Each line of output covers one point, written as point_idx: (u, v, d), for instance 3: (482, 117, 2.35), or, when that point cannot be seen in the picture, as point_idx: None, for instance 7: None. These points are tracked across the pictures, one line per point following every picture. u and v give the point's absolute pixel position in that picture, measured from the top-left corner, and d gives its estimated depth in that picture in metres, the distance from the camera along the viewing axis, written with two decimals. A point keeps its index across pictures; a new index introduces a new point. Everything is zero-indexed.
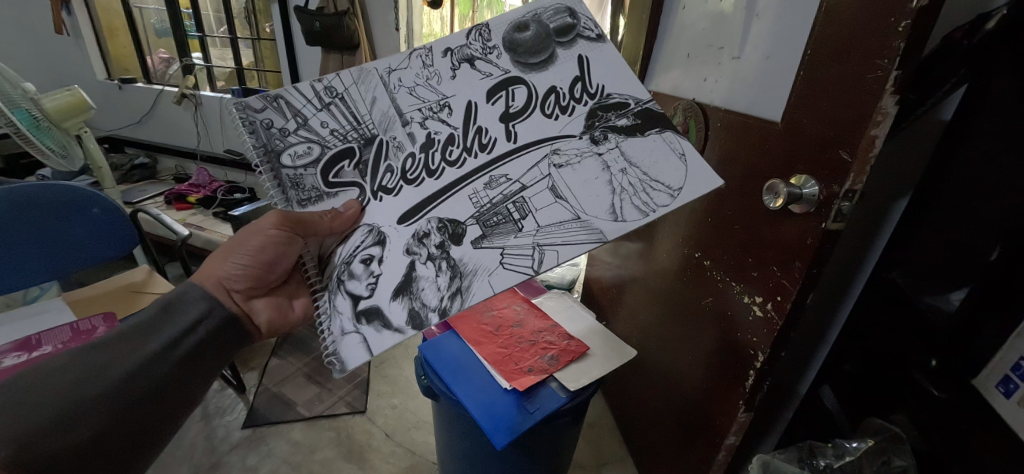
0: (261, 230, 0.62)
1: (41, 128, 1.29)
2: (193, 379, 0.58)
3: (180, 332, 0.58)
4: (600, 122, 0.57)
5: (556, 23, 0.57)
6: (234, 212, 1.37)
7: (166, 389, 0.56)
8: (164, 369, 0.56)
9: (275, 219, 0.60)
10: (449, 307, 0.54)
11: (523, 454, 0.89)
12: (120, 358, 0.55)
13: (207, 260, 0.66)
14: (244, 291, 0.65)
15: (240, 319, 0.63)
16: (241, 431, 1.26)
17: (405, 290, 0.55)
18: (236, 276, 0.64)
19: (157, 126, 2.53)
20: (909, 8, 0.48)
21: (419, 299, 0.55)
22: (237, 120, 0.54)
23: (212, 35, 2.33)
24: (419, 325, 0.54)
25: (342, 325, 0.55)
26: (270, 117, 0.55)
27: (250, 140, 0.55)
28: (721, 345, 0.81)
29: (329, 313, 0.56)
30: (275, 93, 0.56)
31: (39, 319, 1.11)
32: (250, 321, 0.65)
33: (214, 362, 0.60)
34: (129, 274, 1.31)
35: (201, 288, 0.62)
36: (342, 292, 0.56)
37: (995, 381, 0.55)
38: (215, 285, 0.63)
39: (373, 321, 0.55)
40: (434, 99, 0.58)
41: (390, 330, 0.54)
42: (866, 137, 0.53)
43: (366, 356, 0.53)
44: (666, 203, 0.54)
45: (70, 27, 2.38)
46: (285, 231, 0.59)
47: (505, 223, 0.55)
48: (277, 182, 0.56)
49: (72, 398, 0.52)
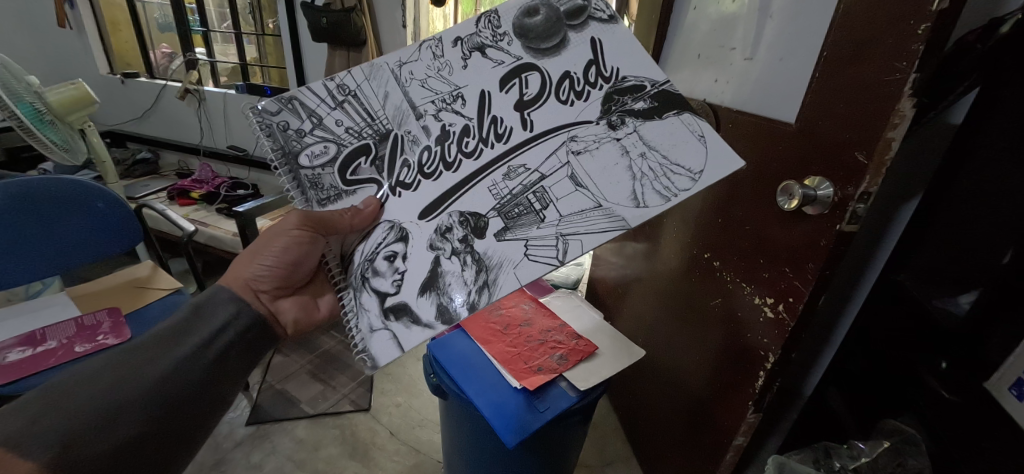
0: (285, 231, 0.64)
1: (45, 122, 1.28)
2: (216, 384, 0.58)
3: (214, 331, 0.59)
4: (616, 107, 0.57)
5: (567, 6, 0.56)
6: (239, 208, 1.33)
7: (199, 390, 0.56)
8: (198, 368, 0.57)
9: (297, 219, 0.61)
10: (477, 301, 0.54)
11: (533, 454, 0.90)
12: (139, 365, 0.55)
13: (234, 262, 0.68)
14: (270, 291, 0.66)
15: (266, 319, 0.64)
16: (245, 427, 1.26)
17: (432, 286, 0.56)
18: (262, 277, 0.66)
19: (159, 121, 2.52)
20: (929, 11, 0.48)
21: (446, 294, 0.55)
22: (253, 125, 0.55)
23: (216, 30, 2.31)
24: (448, 320, 0.54)
25: (370, 322, 0.56)
26: (285, 120, 0.56)
27: (268, 143, 0.55)
28: (730, 344, 0.81)
29: (356, 311, 0.56)
30: (289, 95, 0.56)
31: (42, 313, 1.10)
32: (276, 322, 0.66)
33: (246, 360, 0.62)
34: (133, 271, 1.29)
35: (228, 291, 0.63)
36: (367, 290, 0.57)
37: (1008, 384, 0.54)
38: (241, 286, 0.65)
39: (401, 318, 0.55)
40: (447, 90, 0.58)
41: (419, 325, 0.55)
42: (884, 139, 0.53)
43: (396, 353, 0.54)
44: (686, 187, 0.54)
45: (73, 20, 2.36)
46: (308, 231, 0.61)
47: (527, 214, 0.55)
48: (296, 183, 0.57)
49: (103, 397, 0.52)
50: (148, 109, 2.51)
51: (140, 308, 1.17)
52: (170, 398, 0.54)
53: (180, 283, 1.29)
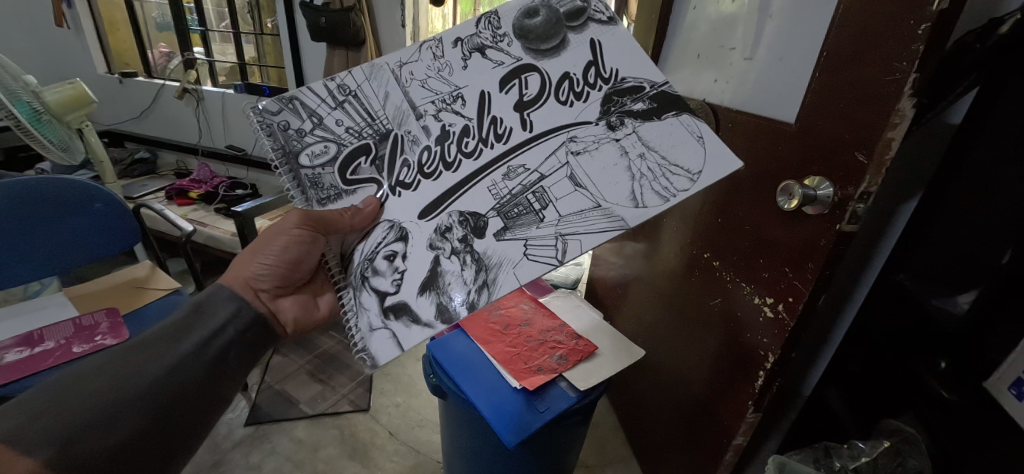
0: (285, 230, 0.64)
1: (42, 122, 1.28)
2: (216, 383, 0.58)
3: (214, 330, 0.59)
4: (616, 107, 0.57)
5: (566, 7, 0.56)
6: (238, 208, 1.33)
7: (198, 390, 0.56)
8: (198, 367, 0.57)
9: (297, 219, 0.61)
10: (476, 300, 0.54)
11: (532, 454, 0.89)
12: (139, 365, 0.54)
13: (234, 261, 0.68)
14: (271, 290, 0.66)
15: (266, 318, 0.64)
16: (244, 428, 1.26)
17: (431, 285, 0.56)
18: (263, 276, 0.65)
19: (158, 121, 2.52)
20: (929, 12, 0.48)
21: (445, 294, 0.55)
22: (254, 125, 0.54)
23: (214, 30, 2.30)
24: (448, 319, 0.54)
25: (370, 321, 0.55)
26: (286, 120, 0.55)
27: (268, 142, 0.55)
28: (729, 344, 0.81)
29: (355, 310, 0.56)
30: (289, 95, 0.56)
31: (39, 314, 1.09)
32: (276, 320, 0.66)
33: (246, 360, 0.61)
34: (131, 271, 1.29)
35: (228, 289, 0.63)
36: (367, 289, 0.57)
37: (1007, 383, 0.55)
38: (241, 285, 0.65)
39: (401, 317, 0.55)
40: (447, 91, 0.58)
41: (419, 324, 0.54)
42: (883, 139, 0.53)
43: (395, 352, 0.54)
44: (686, 188, 0.54)
45: (71, 20, 2.36)
46: (308, 231, 0.61)
47: (526, 214, 0.55)
48: (296, 182, 0.57)
49: (103, 395, 0.52)
50: (147, 109, 2.51)
51: (139, 308, 1.17)
52: (170, 397, 0.54)
53: (178, 283, 1.29)
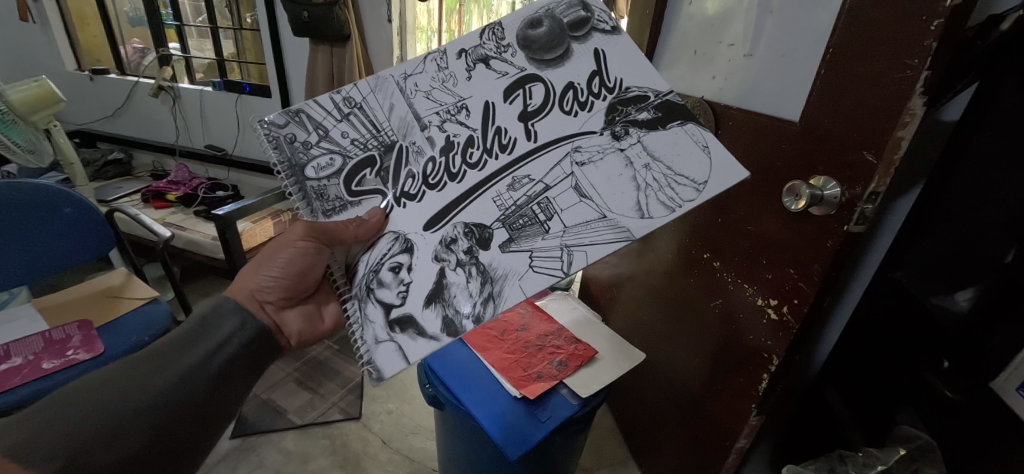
0: (291, 242, 0.61)
1: (7, 122, 1.21)
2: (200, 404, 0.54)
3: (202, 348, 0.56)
4: (620, 117, 0.54)
5: (569, 17, 0.54)
6: (218, 210, 1.28)
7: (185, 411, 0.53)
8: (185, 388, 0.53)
9: (303, 231, 0.58)
10: (482, 313, 0.52)
11: (532, 462, 0.87)
12: (127, 388, 0.51)
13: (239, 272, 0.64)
14: (276, 302, 0.63)
15: (269, 331, 0.61)
16: (229, 441, 1.21)
17: (438, 297, 0.53)
18: (268, 287, 0.62)
19: (134, 121, 2.43)
20: (943, 8, 0.47)
21: (451, 306, 0.52)
22: (261, 137, 0.52)
23: (190, 25, 2.21)
24: (454, 332, 0.52)
25: (375, 334, 0.52)
26: (292, 132, 0.53)
27: (274, 155, 0.53)
28: (731, 347, 0.80)
29: (360, 323, 0.53)
30: (296, 108, 0.54)
31: (6, 327, 1.03)
32: (279, 334, 0.62)
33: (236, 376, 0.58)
34: (106, 278, 1.23)
35: (233, 301, 0.60)
36: (372, 301, 0.54)
37: (1015, 384, 0.54)
38: (247, 297, 0.62)
39: (407, 329, 0.52)
40: (451, 102, 0.55)
41: (424, 337, 0.52)
42: (894, 139, 0.52)
43: (402, 365, 0.51)
44: (691, 198, 0.51)
45: (37, 14, 2.25)
46: (313, 242, 0.58)
47: (532, 225, 0.53)
48: (301, 194, 0.54)
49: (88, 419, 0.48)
50: (121, 107, 2.42)
51: (113, 318, 1.11)
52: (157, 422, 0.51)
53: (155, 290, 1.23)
